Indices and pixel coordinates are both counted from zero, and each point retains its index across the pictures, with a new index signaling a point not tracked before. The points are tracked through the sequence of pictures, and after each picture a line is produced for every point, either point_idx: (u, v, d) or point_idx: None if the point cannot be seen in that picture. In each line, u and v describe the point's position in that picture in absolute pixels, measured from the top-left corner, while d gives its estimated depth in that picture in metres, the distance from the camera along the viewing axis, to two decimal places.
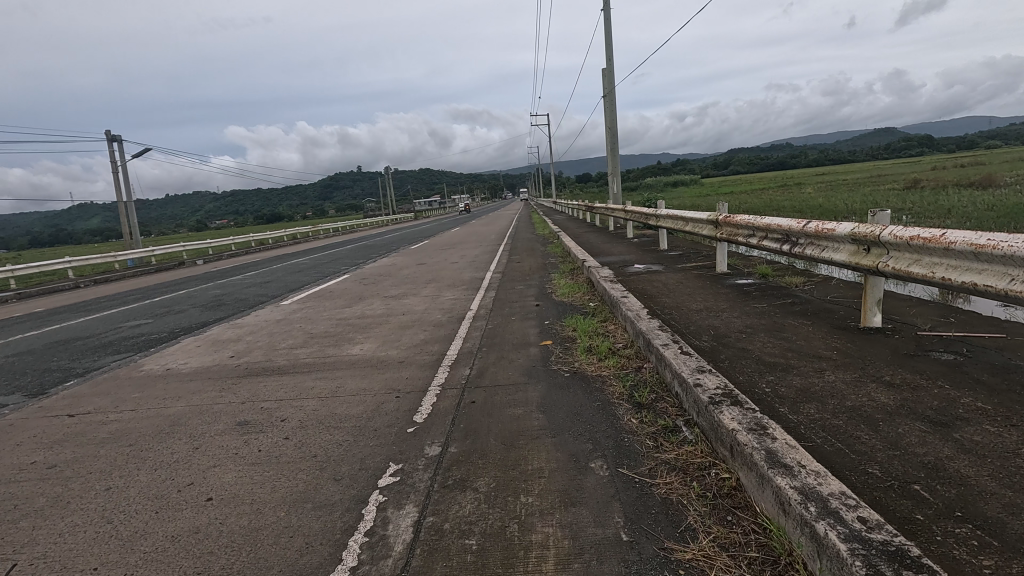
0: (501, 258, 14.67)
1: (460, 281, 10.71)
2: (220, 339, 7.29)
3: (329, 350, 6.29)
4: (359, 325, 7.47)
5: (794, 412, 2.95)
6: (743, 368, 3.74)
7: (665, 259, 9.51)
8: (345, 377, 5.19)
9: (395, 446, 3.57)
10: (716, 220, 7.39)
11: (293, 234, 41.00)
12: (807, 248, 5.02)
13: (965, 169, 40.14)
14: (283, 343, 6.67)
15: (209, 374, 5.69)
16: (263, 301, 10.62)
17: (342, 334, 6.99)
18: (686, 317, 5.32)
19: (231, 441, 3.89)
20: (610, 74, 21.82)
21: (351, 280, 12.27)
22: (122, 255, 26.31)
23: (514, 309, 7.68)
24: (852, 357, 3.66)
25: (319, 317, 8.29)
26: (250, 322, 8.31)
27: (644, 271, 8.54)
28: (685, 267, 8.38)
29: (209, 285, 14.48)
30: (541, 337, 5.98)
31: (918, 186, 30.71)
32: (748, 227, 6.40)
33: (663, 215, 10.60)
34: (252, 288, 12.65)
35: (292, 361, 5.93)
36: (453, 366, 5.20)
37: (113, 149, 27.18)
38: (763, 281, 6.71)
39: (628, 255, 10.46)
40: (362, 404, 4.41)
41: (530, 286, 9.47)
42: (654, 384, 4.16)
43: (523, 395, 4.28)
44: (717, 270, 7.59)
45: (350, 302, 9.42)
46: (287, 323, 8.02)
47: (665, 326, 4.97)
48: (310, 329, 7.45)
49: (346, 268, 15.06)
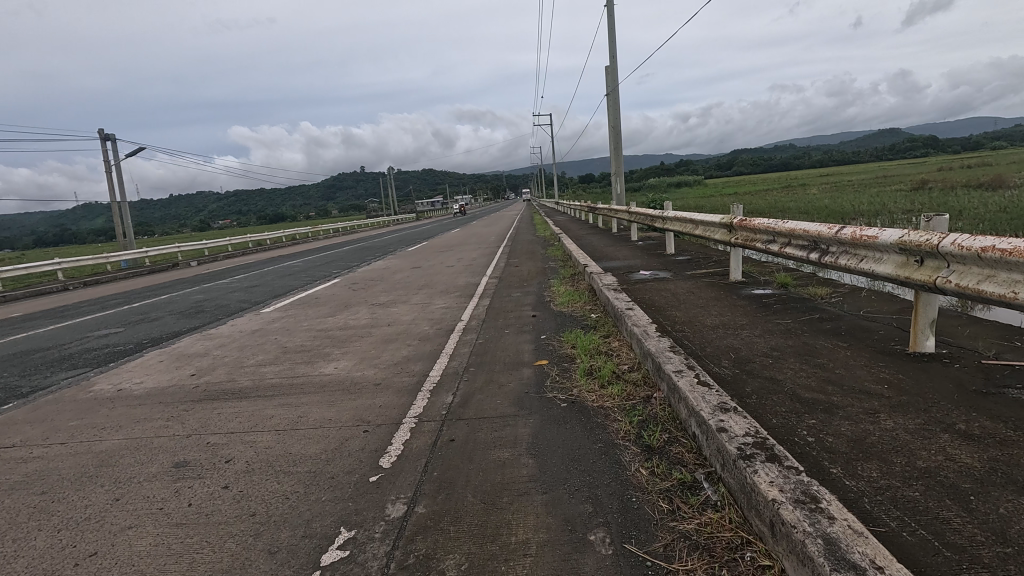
0: (499, 261, 14.05)
1: (453, 287, 10.08)
2: (187, 353, 6.67)
3: (302, 368, 5.65)
4: (338, 338, 6.83)
5: (852, 475, 2.29)
6: (775, 405, 3.08)
7: (672, 264, 8.86)
8: (311, 404, 4.55)
9: (352, 503, 2.93)
10: (730, 223, 6.74)
11: (292, 235, 40.49)
12: (840, 257, 4.36)
13: (971, 169, 39.49)
14: (251, 361, 6.04)
15: (163, 397, 5.06)
16: (244, 308, 10.00)
17: (318, 349, 6.35)
18: (702, 335, 4.66)
19: (159, 490, 3.24)
20: (611, 73, 21.28)
21: (340, 285, 11.64)
22: (114, 257, 25.74)
23: (509, 320, 7.02)
24: (909, 394, 3.00)
25: (298, 327, 7.66)
26: (224, 333, 7.68)
27: (650, 278, 7.90)
28: (695, 274, 7.72)
29: (195, 289, 13.89)
30: (536, 355, 5.33)
31: (926, 186, 30.04)
32: (767, 232, 5.73)
33: (670, 217, 9.95)
34: (237, 293, 12.06)
35: (257, 382, 5.29)
36: (435, 390, 4.56)
37: (106, 149, 26.77)
38: (783, 292, 6.06)
39: (632, 260, 9.80)
40: (323, 440, 3.77)
41: (528, 294, 8.83)
42: (666, 420, 3.51)
43: (511, 433, 3.63)
44: (731, 278, 6.95)
45: (334, 310, 8.79)
46: (263, 335, 7.39)
47: (677, 348, 4.31)
48: (286, 342, 6.82)
49: (337, 271, 14.46)
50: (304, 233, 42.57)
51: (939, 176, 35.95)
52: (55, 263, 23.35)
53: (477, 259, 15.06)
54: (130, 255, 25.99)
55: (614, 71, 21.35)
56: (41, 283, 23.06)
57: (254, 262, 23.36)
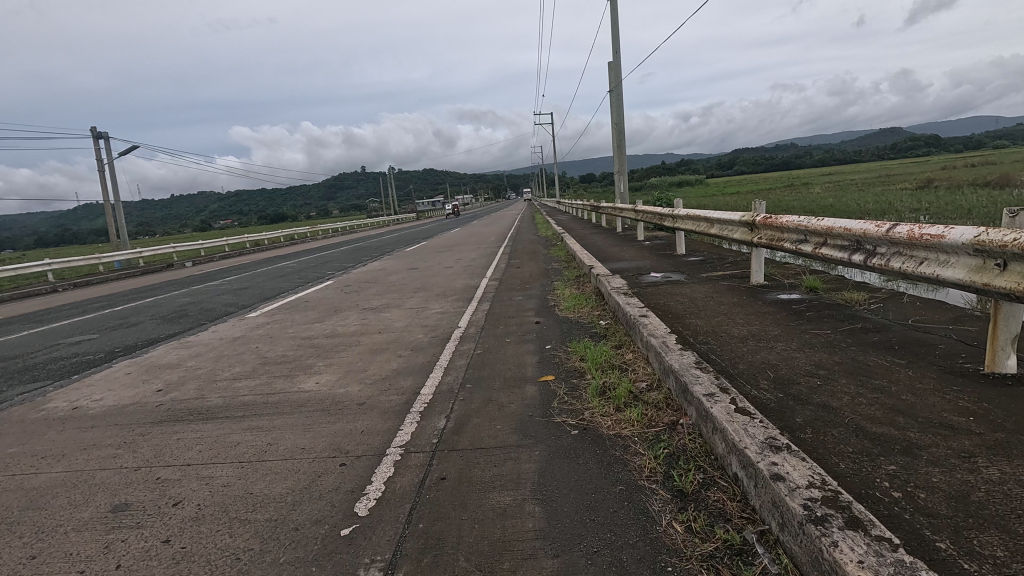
0: (500, 262, 13.49)
1: (451, 290, 9.50)
2: (159, 364, 6.09)
3: (279, 383, 5.07)
4: (324, 347, 6.25)
5: (972, 556, 1.72)
6: (838, 442, 2.51)
7: (685, 266, 8.30)
8: (284, 428, 3.97)
9: (315, 568, 2.35)
10: (753, 221, 6.15)
11: (290, 235, 39.92)
12: (892, 260, 3.77)
13: (976, 169, 39.02)
14: (225, 374, 5.45)
15: (120, 418, 4.48)
16: (229, 312, 9.40)
17: (301, 360, 5.77)
18: (730, 348, 4.09)
19: (85, 545, 2.66)
20: (616, 69, 20.69)
21: (332, 288, 11.05)
22: (106, 257, 25.17)
23: (509, 327, 6.44)
24: (1007, 431, 2.42)
25: (283, 335, 7.08)
26: (203, 341, 7.10)
27: (662, 281, 7.33)
28: (711, 277, 7.14)
29: (181, 291, 13.30)
30: (540, 370, 4.75)
31: (933, 185, 29.53)
32: (797, 230, 5.15)
33: (681, 215, 9.37)
34: (224, 296, 11.46)
35: (228, 399, 4.71)
36: (426, 413, 3.99)
37: (99, 147, 26.17)
38: (813, 297, 5.48)
39: (641, 261, 9.22)
40: (292, 476, 3.20)
41: (530, 298, 8.25)
42: (699, 456, 2.93)
43: (512, 470, 3.06)
44: (752, 281, 6.38)
45: (322, 315, 8.21)
46: (243, 343, 6.81)
47: (705, 365, 3.73)
48: (267, 352, 6.24)
49: (331, 273, 13.87)
50: (303, 233, 42.02)
51: (948, 175, 35.22)
52: (46, 262, 22.79)
53: (477, 260, 14.49)
54: (123, 255, 25.41)
55: (618, 66, 20.74)
56: (31, 283, 22.50)
57: (249, 262, 22.78)
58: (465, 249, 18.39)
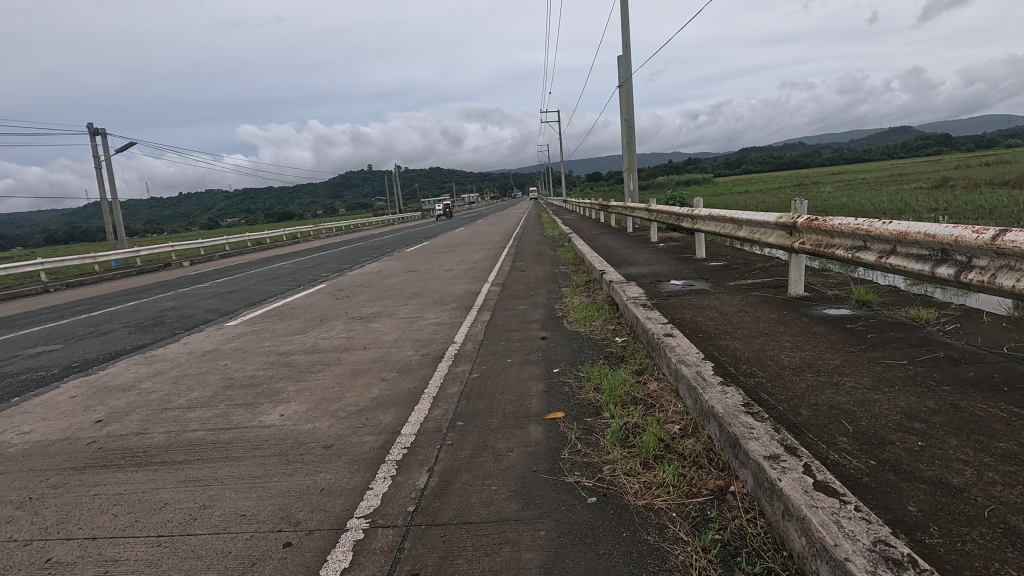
0: (504, 264, 12.75)
1: (449, 297, 8.70)
2: (110, 385, 5.32)
3: (238, 414, 4.29)
4: (300, 367, 5.45)
5: None
6: (990, 559, 1.71)
7: (708, 272, 7.47)
8: (227, 481, 3.19)
9: None
10: (794, 223, 5.33)
11: (292, 234, 39.31)
12: (1000, 276, 2.95)
13: (994, 167, 37.89)
14: (180, 401, 4.67)
15: (38, 460, 3.70)
16: (208, 320, 8.65)
17: (269, 384, 4.98)
18: (785, 383, 3.29)
19: None
20: (627, 63, 19.87)
21: (323, 293, 10.28)
22: (102, 256, 24.49)
23: (512, 344, 5.63)
24: None
25: (258, 350, 6.30)
26: (169, 356, 6.33)
27: (685, 290, 6.51)
28: (740, 286, 6.33)
29: (168, 294, 12.61)
30: (547, 404, 3.95)
31: (953, 184, 28.51)
32: (854, 235, 4.32)
33: (702, 216, 8.55)
34: (209, 301, 10.72)
35: (172, 436, 3.92)
36: (404, 465, 3.20)
37: (97, 144, 25.65)
38: (869, 314, 4.66)
39: (658, 266, 8.40)
40: (218, 563, 2.42)
41: (536, 307, 7.45)
42: (767, 552, 2.13)
43: (510, 563, 2.27)
44: (791, 292, 5.57)
45: (306, 325, 7.42)
46: (212, 360, 6.03)
47: (758, 411, 2.92)
48: (235, 372, 5.45)
49: (325, 276, 13.13)
50: (306, 231, 41.33)
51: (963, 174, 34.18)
52: (39, 262, 22.13)
53: (480, 262, 13.71)
54: (119, 255, 24.70)
55: (628, 60, 19.85)
56: (23, 283, 21.85)
57: (246, 262, 22.13)
58: (468, 250, 17.61)
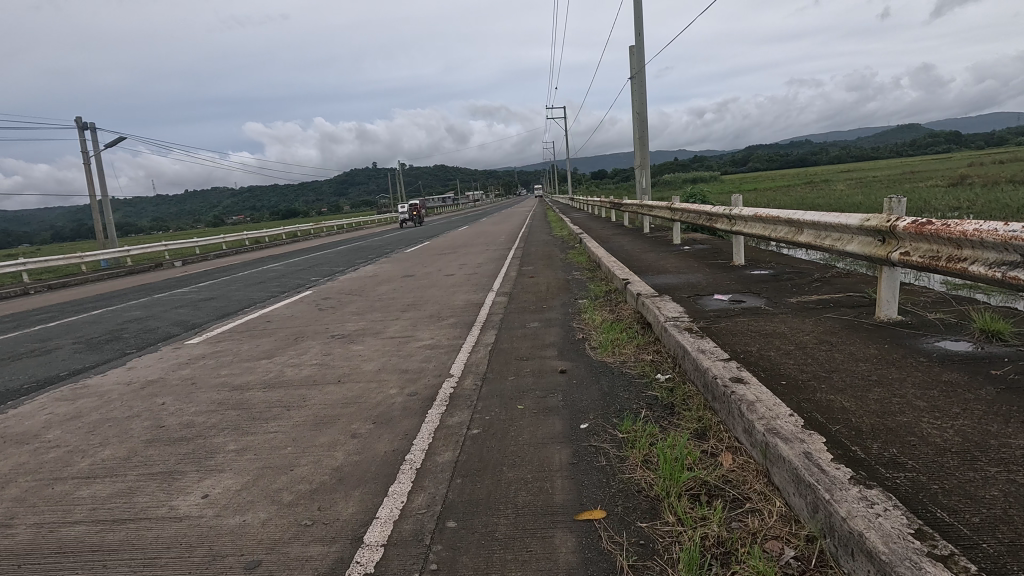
0: (511, 269, 11.58)
1: (448, 310, 7.52)
2: (8, 434, 4.13)
3: (148, 492, 3.09)
4: (252, 410, 4.25)
5: None
6: None
7: (755, 284, 6.25)
8: None
9: None
10: (890, 226, 4.09)
11: (291, 232, 38.24)
12: None
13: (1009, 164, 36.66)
14: (80, 467, 3.47)
15: None
16: (169, 336, 7.48)
17: (206, 438, 3.78)
18: (965, 488, 2.08)
19: None
20: (639, 52, 18.65)
21: (305, 302, 9.08)
22: (90, 256, 23.40)
23: (523, 380, 4.42)
24: None
25: (211, 382, 5.10)
26: (100, 389, 5.14)
27: (736, 307, 5.30)
28: (806, 304, 5.10)
29: (140, 301, 11.44)
30: (577, 491, 2.75)
31: (974, 181, 27.21)
32: (1007, 246, 3.08)
33: (742, 215, 7.28)
34: (180, 310, 9.54)
35: (40, 536, 2.72)
36: None
37: (86, 139, 24.63)
38: (1008, 350, 3.47)
39: (690, 275, 7.19)
40: None
41: (551, 325, 6.24)
42: None
43: None
44: (879, 315, 4.37)
45: (275, 346, 6.22)
46: (150, 395, 4.83)
47: (954, 557, 1.73)
48: (170, 417, 4.25)
49: (314, 280, 11.96)
50: (306, 229, 40.10)
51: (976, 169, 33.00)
52: (20, 261, 20.94)
53: (483, 265, 12.56)
54: (107, 255, 23.54)
55: (640, 50, 18.40)
56: None
57: (237, 263, 21.01)
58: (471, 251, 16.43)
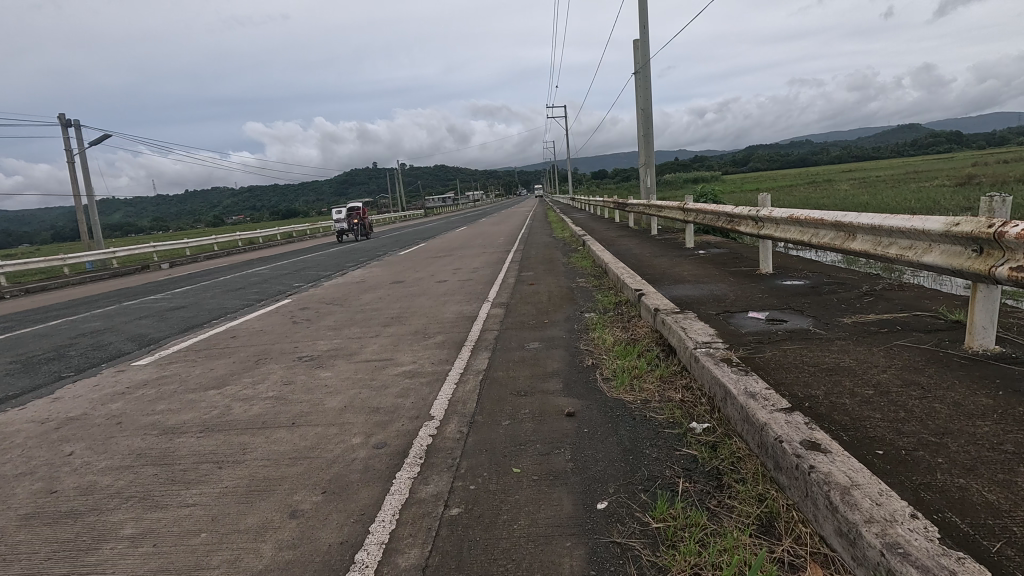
0: (509, 275, 10.66)
1: (436, 325, 6.59)
2: None
3: None
4: (174, 468, 3.32)
5: None
6: None
7: (792, 298, 5.34)
8: None
9: None
10: (995, 234, 3.15)
11: (286, 232, 37.33)
12: None
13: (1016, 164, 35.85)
14: None
15: None
16: (117, 355, 6.54)
17: (101, 514, 2.86)
18: None
19: None
20: (643, 45, 17.74)
21: (279, 313, 8.15)
22: (73, 258, 22.47)
23: (519, 427, 3.49)
24: None
25: (140, 422, 4.16)
26: (6, 430, 4.21)
27: (780, 330, 4.36)
28: (867, 327, 4.17)
29: (107, 309, 10.54)
30: None
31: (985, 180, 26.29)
32: None
33: (773, 218, 6.31)
34: (142, 322, 8.62)
35: None
36: None
37: (70, 136, 23.72)
38: None
39: (713, 286, 6.26)
40: None
41: (555, 346, 5.33)
42: None
43: None
44: (971, 345, 3.46)
45: (230, 371, 5.29)
46: (59, 441, 3.90)
47: None
48: (69, 476, 3.33)
49: (296, 287, 11.04)
50: (301, 230, 38.98)
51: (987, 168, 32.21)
52: None
53: (480, 270, 11.65)
54: (91, 257, 22.61)
55: (645, 44, 17.45)
56: None
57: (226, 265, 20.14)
58: (467, 254, 15.51)
